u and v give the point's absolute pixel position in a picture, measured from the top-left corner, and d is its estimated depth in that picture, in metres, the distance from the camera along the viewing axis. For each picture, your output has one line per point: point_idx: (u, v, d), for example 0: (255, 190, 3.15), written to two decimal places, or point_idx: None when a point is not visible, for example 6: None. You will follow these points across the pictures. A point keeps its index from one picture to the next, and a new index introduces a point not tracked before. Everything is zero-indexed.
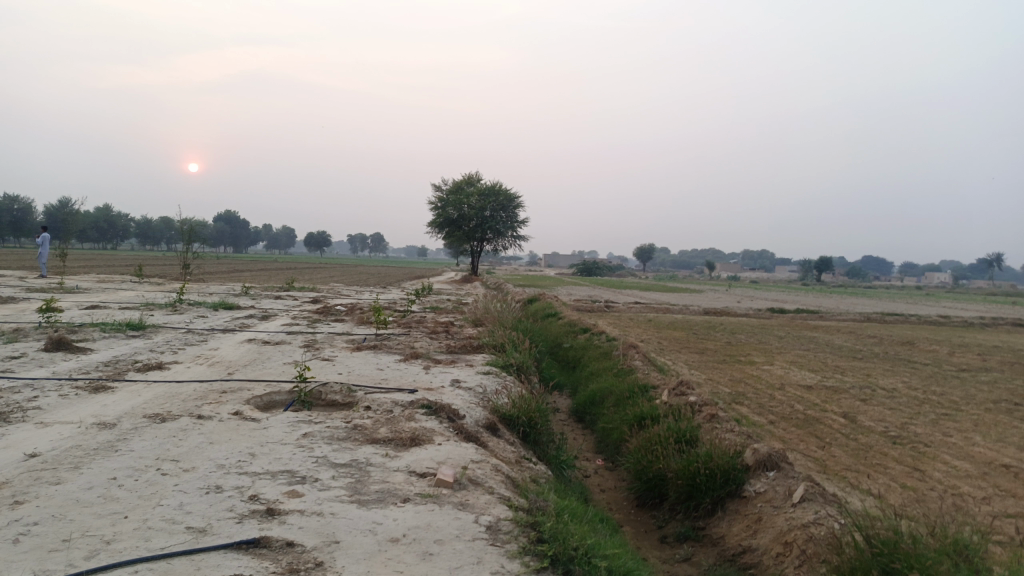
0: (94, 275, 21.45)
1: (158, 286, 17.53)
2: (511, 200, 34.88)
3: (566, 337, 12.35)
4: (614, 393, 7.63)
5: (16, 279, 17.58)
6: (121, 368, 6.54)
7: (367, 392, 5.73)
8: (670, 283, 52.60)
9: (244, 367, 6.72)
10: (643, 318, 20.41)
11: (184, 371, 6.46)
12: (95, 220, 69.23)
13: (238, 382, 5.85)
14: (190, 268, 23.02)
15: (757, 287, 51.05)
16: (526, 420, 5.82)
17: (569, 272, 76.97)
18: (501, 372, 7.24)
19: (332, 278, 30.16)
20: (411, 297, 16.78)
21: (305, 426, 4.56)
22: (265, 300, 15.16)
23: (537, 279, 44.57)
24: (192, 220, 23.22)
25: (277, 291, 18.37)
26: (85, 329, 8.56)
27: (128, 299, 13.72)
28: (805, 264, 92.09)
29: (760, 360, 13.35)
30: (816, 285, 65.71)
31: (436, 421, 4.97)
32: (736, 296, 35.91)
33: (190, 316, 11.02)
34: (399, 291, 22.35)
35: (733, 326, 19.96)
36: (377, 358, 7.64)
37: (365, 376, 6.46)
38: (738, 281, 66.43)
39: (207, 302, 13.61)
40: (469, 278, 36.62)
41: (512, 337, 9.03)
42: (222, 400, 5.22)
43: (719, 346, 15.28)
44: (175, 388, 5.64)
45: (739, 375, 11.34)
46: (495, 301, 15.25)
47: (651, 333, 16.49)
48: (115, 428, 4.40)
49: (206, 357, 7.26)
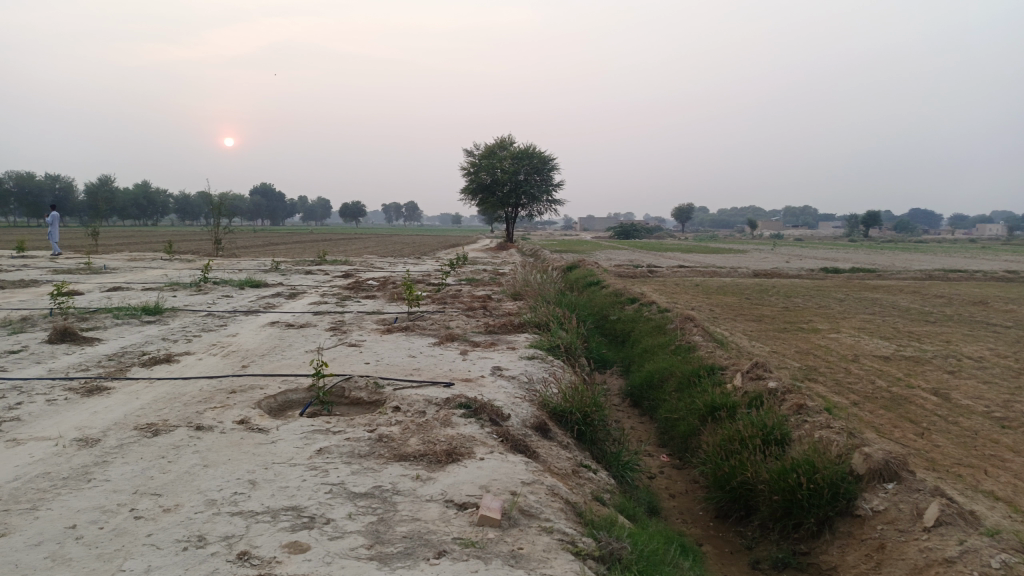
0: (125, 253, 21.17)
1: (186, 263, 17.04)
2: (546, 162, 33.74)
3: (612, 309, 11.45)
4: (676, 376, 6.76)
5: (47, 260, 17.31)
6: (125, 362, 5.86)
7: (397, 387, 4.96)
8: (712, 245, 51.01)
9: (261, 358, 5.99)
10: (689, 283, 19.40)
11: (195, 365, 5.75)
12: (136, 198, 70.13)
13: (249, 379, 5.10)
14: (223, 243, 22.65)
15: (802, 245, 49.21)
16: (580, 417, 4.99)
17: (605, 235, 75.52)
18: (548, 356, 6.42)
19: (365, 249, 29.70)
20: (445, 269, 16.01)
21: (322, 437, 3.81)
22: (294, 276, 14.54)
23: (573, 244, 43.56)
24: (221, 194, 22.78)
25: (308, 265, 17.76)
26: (97, 316, 7.95)
27: (153, 278, 13.17)
28: (852, 220, 89.10)
29: (824, 328, 12.29)
30: (866, 242, 63.26)
31: (477, 424, 4.19)
32: (785, 256, 34.48)
33: (214, 297, 10.41)
34: (434, 261, 21.62)
35: (787, 289, 18.79)
36: (409, 342, 6.87)
37: (395, 366, 5.67)
38: (780, 239, 64.62)
39: (233, 280, 12.99)
40: (505, 244, 35.75)
41: (557, 313, 8.19)
42: (229, 403, 4.50)
43: (776, 312, 14.23)
44: (179, 388, 4.92)
45: (806, 347, 10.34)
46: (534, 271, 14.38)
47: (700, 300, 15.47)
48: (97, 446, 3.69)
49: (223, 345, 6.57)
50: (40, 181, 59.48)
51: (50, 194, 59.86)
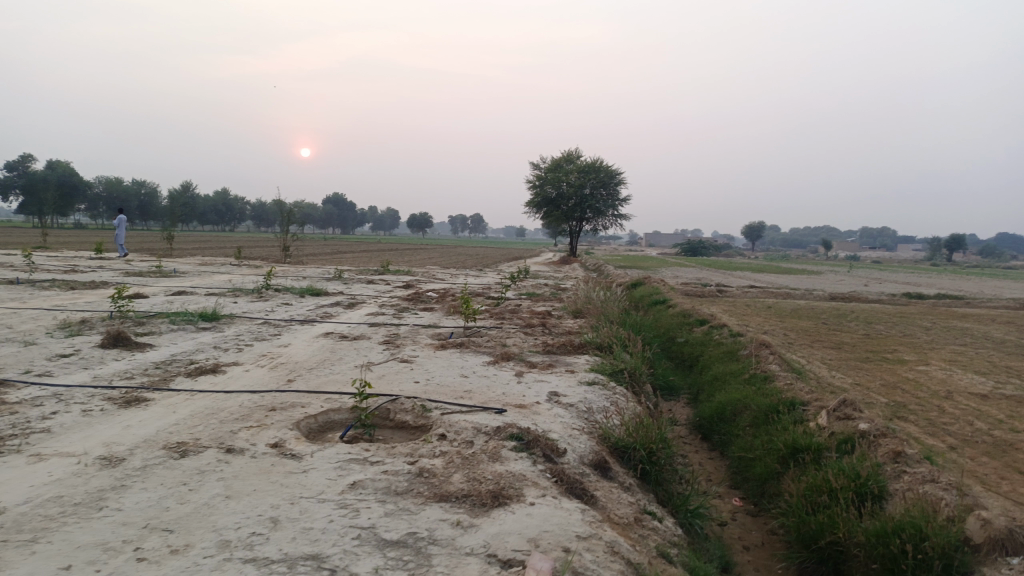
0: (196, 257, 21.65)
1: (252, 269, 17.24)
2: (613, 176, 33.14)
3: (679, 331, 10.86)
4: (751, 410, 6.19)
5: (122, 263, 17.81)
6: (171, 371, 5.68)
7: (445, 411, 4.60)
8: (784, 264, 49.24)
9: (308, 372, 5.73)
10: (761, 305, 18.53)
11: (240, 377, 5.51)
12: (214, 204, 72.69)
13: (292, 395, 4.82)
14: (290, 250, 22.94)
15: (880, 268, 46.97)
16: (645, 455, 4.51)
17: (672, 251, 74.06)
18: (610, 381, 5.95)
19: (428, 261, 29.75)
20: (506, 283, 15.66)
21: (357, 469, 3.46)
22: (355, 285, 14.47)
23: (639, 260, 42.70)
24: (290, 202, 23.16)
25: (370, 274, 17.72)
26: (153, 321, 7.88)
27: (217, 284, 13.27)
28: (934, 244, 84.91)
29: (911, 359, 11.38)
30: (951, 266, 59.98)
31: (530, 460, 3.78)
32: (863, 279, 32.84)
33: (272, 304, 10.33)
34: (496, 274, 21.32)
35: (867, 314, 17.70)
36: (463, 360, 6.51)
37: (446, 387, 5.30)
38: (856, 261, 62.01)
39: (294, 287, 12.97)
40: (568, 259, 35.25)
41: (621, 334, 7.69)
42: (266, 423, 4.21)
43: (856, 340, 13.31)
44: (218, 403, 4.67)
45: (891, 380, 9.51)
46: (598, 287, 13.92)
47: (773, 324, 14.64)
48: (120, 467, 3.43)
49: (272, 356, 6.34)
50: (126, 187, 62.41)
51: (134, 198, 62.74)
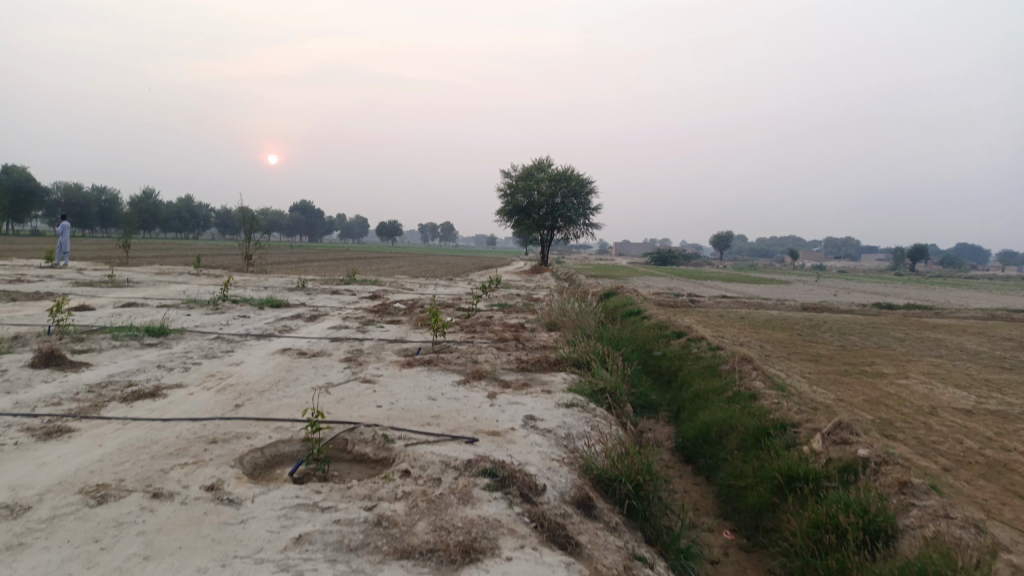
0: (154, 266, 20.84)
1: (212, 279, 16.55)
2: (584, 186, 32.90)
3: (655, 344, 10.49)
4: (739, 432, 5.82)
5: (74, 272, 16.96)
6: (105, 394, 5.10)
7: (409, 441, 4.13)
8: (752, 273, 49.49)
9: (260, 395, 5.21)
10: (735, 315, 18.32)
11: (182, 402, 4.96)
12: (177, 211, 71.09)
13: (237, 423, 4.30)
14: (253, 259, 22.24)
15: (847, 278, 47.47)
16: (632, 488, 4.09)
17: (642, 260, 74.24)
18: (589, 402, 5.52)
19: (397, 269, 29.13)
20: (477, 294, 15.20)
21: (305, 518, 2.97)
22: (320, 296, 13.89)
23: (610, 270, 42.52)
24: (253, 209, 22.44)
25: (335, 284, 17.13)
26: (94, 337, 7.28)
27: (171, 295, 12.60)
28: (896, 254, 86.50)
29: (890, 372, 11.16)
30: (914, 276, 60.87)
31: (505, 502, 3.33)
32: (830, 289, 33.17)
33: (229, 317, 9.74)
34: (466, 284, 20.84)
35: (840, 325, 17.59)
36: (431, 379, 6.03)
37: (411, 411, 4.82)
38: (822, 271, 62.74)
39: (255, 298, 12.37)
40: (539, 268, 34.85)
41: (599, 349, 7.28)
42: (203, 459, 3.69)
43: (833, 352, 13.10)
44: (153, 434, 4.13)
45: (873, 395, 9.24)
46: (571, 298, 13.53)
47: (749, 336, 14.37)
48: (21, 518, 2.89)
49: (221, 377, 5.79)
50: (86, 193, 60.79)
51: (94, 205, 61.10)
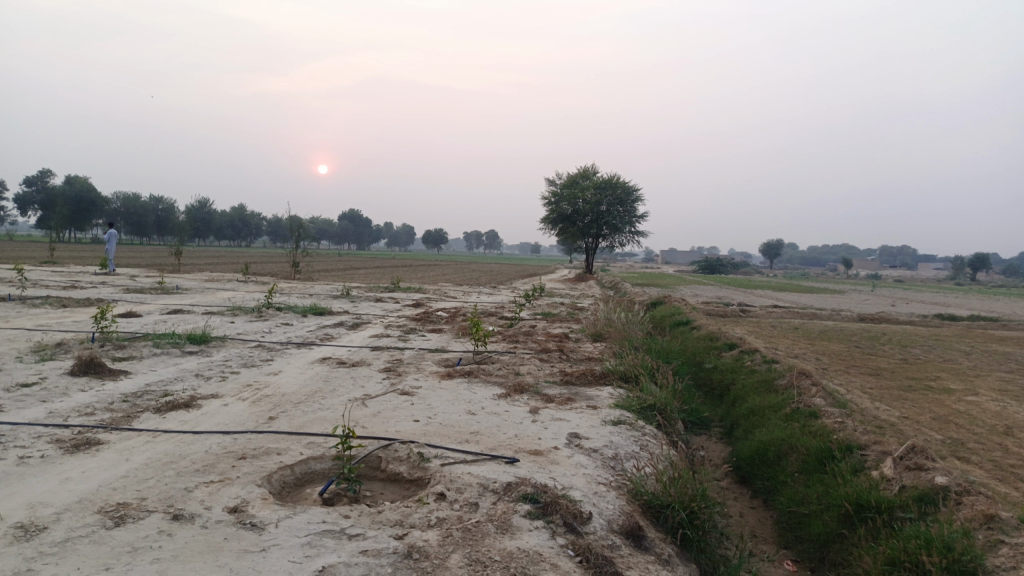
0: (204, 273, 21.16)
1: (258, 286, 16.67)
2: (630, 193, 32.44)
3: (706, 356, 10.07)
4: (800, 453, 5.43)
5: (127, 279, 17.31)
6: (139, 405, 4.99)
7: (446, 460, 3.89)
8: (804, 283, 48.20)
9: (294, 407, 5.04)
10: (787, 325, 17.70)
11: (215, 414, 4.82)
12: (230, 219, 72.81)
13: (268, 438, 4.12)
14: (300, 266, 22.43)
15: (904, 287, 45.86)
16: (686, 517, 3.78)
17: (688, 269, 73.04)
18: (638, 420, 5.20)
19: (442, 277, 29.09)
20: (521, 302, 14.96)
21: (330, 547, 2.75)
22: (363, 303, 13.83)
23: (657, 278, 41.87)
24: (299, 216, 22.66)
25: (379, 292, 17.10)
26: (136, 345, 7.26)
27: (217, 302, 12.68)
28: (956, 262, 83.39)
29: (958, 388, 10.51)
30: (976, 285, 58.48)
31: (547, 532, 3.06)
32: (887, 298, 32.01)
33: (272, 325, 9.69)
34: (510, 292, 20.63)
35: (900, 337, 16.82)
36: (471, 392, 5.79)
37: (449, 427, 4.58)
38: (877, 280, 60.82)
39: (298, 306, 12.34)
40: (584, 276, 34.46)
41: (648, 362, 6.95)
42: (230, 477, 3.51)
43: (894, 365, 12.46)
44: (182, 448, 3.98)
45: (941, 413, 8.67)
46: (617, 308, 13.18)
47: (803, 347, 13.79)
48: (35, 541, 2.73)
49: (257, 388, 5.65)
50: (143, 202, 62.70)
51: (151, 213, 62.98)
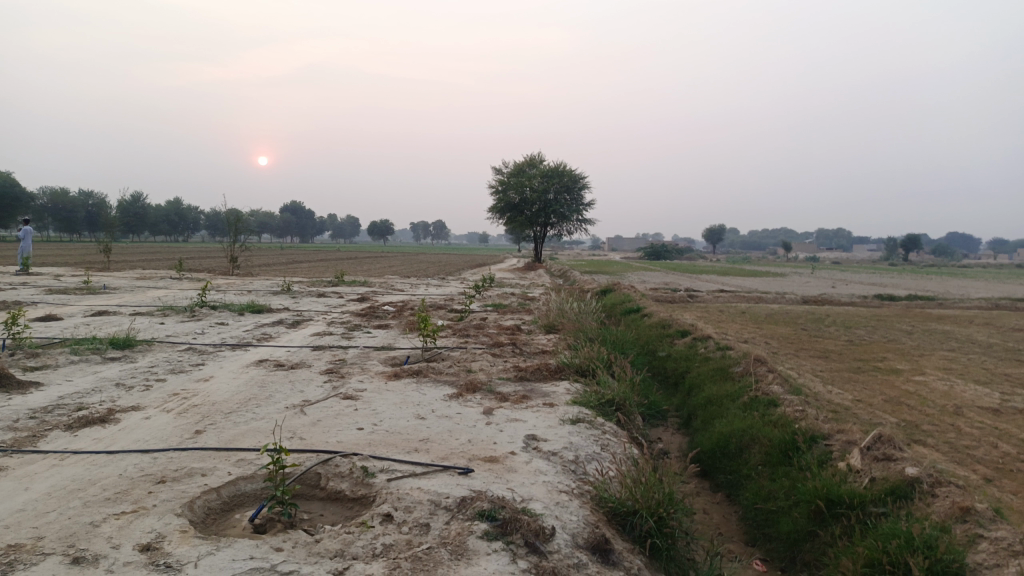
0: (135, 270, 20.08)
1: (194, 283, 15.89)
2: (577, 181, 32.33)
3: (659, 344, 9.91)
4: (763, 445, 5.26)
5: (50, 279, 16.28)
6: (48, 421, 4.48)
7: (392, 474, 3.54)
8: (745, 266, 49.02)
9: (225, 418, 4.61)
10: (735, 310, 17.81)
11: (135, 429, 4.35)
12: (165, 214, 70.16)
13: (193, 457, 3.71)
14: (239, 261, 21.55)
15: (842, 269, 47.16)
16: (655, 525, 3.52)
17: (635, 255, 73.72)
18: (597, 417, 4.94)
19: (388, 269, 28.39)
20: (470, 293, 14.62)
21: None
22: (305, 299, 13.27)
23: (605, 265, 41.98)
24: (237, 209, 21.75)
25: (323, 286, 16.51)
26: (51, 352, 6.65)
27: (148, 301, 11.97)
28: (890, 243, 86.36)
29: (904, 368, 10.63)
30: (908, 266, 60.41)
31: (508, 555, 2.75)
32: (827, 280, 32.76)
33: (205, 325, 9.12)
34: (459, 283, 20.23)
35: (845, 318, 17.08)
36: (420, 393, 5.42)
37: (396, 435, 4.23)
38: (816, 262, 62.51)
39: (235, 303, 11.73)
40: (532, 265, 34.30)
41: (604, 353, 6.70)
42: (144, 506, 3.09)
43: (842, 347, 12.56)
44: (93, 473, 3.52)
45: (892, 395, 8.69)
46: (568, 296, 12.95)
47: (752, 332, 13.82)
48: None
49: (184, 397, 5.18)
50: (72, 197, 59.90)
51: (81, 209, 60.24)
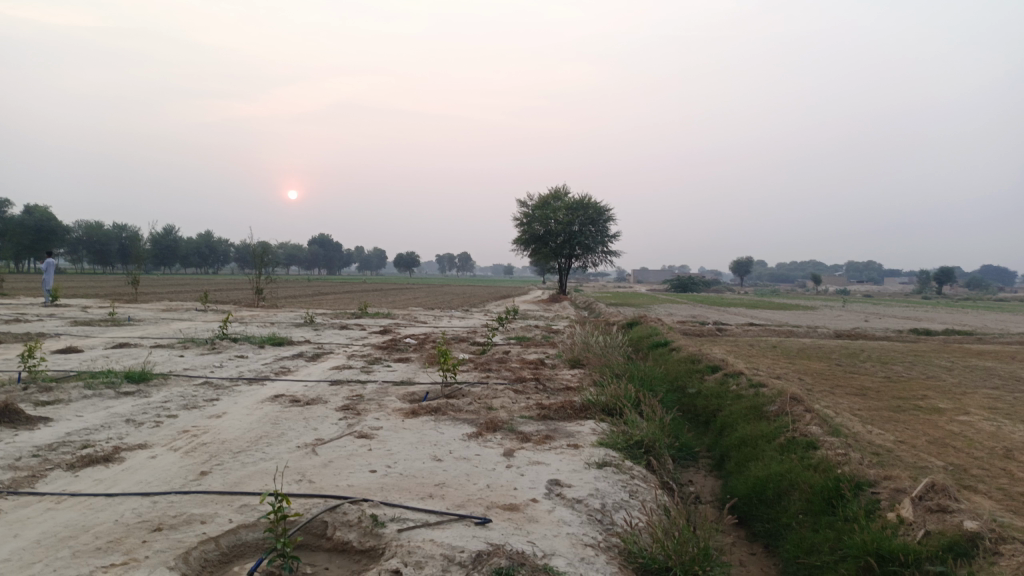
0: (162, 303, 20.21)
1: (218, 315, 15.87)
2: (602, 213, 32.15)
3: (688, 380, 9.56)
4: (804, 492, 4.91)
5: (77, 311, 16.37)
6: (50, 459, 4.31)
7: (404, 523, 3.28)
8: (775, 299, 48.14)
9: (233, 458, 4.39)
10: (765, 344, 17.34)
11: (139, 470, 4.15)
12: (196, 246, 71.27)
13: (194, 503, 3.49)
14: (264, 293, 21.58)
15: (873, 302, 46.24)
16: None
17: (661, 287, 73.14)
18: (625, 461, 4.65)
19: (412, 301, 28.27)
20: (494, 326, 14.39)
21: None
22: (327, 331, 13.13)
23: (631, 297, 41.57)
24: (262, 242, 21.85)
25: (345, 318, 16.40)
26: (64, 386, 6.53)
27: (169, 333, 11.91)
28: (922, 276, 84.69)
29: (947, 407, 10.14)
30: (944, 299, 58.88)
31: None
32: (859, 314, 32.11)
33: (224, 358, 8.99)
34: (483, 316, 20.01)
35: (880, 353, 16.53)
36: (437, 432, 5.17)
37: (411, 478, 3.98)
38: (846, 295, 61.45)
39: (256, 335, 11.61)
40: (557, 297, 34.05)
41: (631, 391, 6.40)
42: (137, 558, 2.86)
43: (879, 384, 12.06)
44: (87, 518, 3.32)
45: (936, 436, 8.24)
46: (594, 330, 12.67)
47: (784, 367, 13.37)
48: None
49: (193, 434, 4.98)
50: (107, 230, 61.14)
51: (115, 241, 61.42)
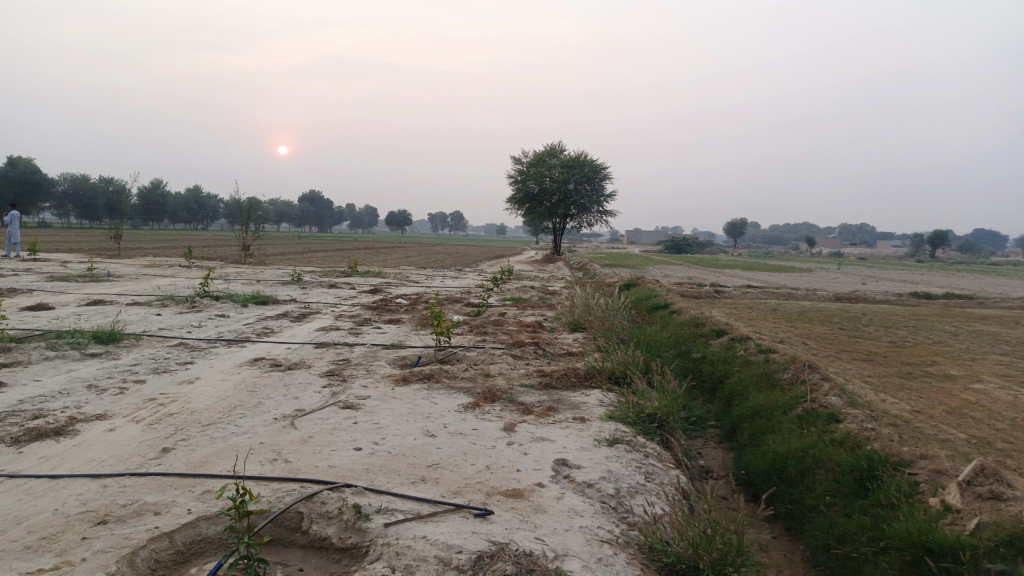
0: (144, 258, 19.56)
1: (202, 272, 15.28)
2: (599, 171, 31.44)
3: (693, 345, 9.13)
4: (832, 470, 4.49)
5: (55, 266, 15.72)
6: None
7: (390, 517, 2.80)
8: (771, 261, 47.75)
9: (200, 432, 3.91)
10: (766, 307, 16.95)
11: (93, 445, 3.67)
12: (184, 202, 70.03)
13: (150, 489, 3.01)
14: (251, 250, 20.93)
15: (869, 265, 45.96)
16: None
17: (656, 248, 72.70)
18: (638, 437, 4.21)
19: (405, 260, 27.58)
20: (489, 287, 13.88)
21: None
22: (315, 290, 12.61)
23: (627, 258, 41.06)
24: (250, 197, 21.13)
25: (335, 276, 15.86)
26: (25, 347, 6.01)
27: (150, 290, 11.37)
28: (917, 239, 84.49)
29: (958, 374, 9.78)
30: (939, 262, 58.75)
31: None
32: (856, 276, 31.72)
33: (203, 317, 8.47)
34: (477, 276, 19.47)
35: (883, 317, 16.16)
36: (430, 403, 4.71)
37: (400, 459, 3.51)
38: (842, 257, 61.14)
39: (240, 293, 11.08)
40: (552, 257, 33.53)
41: (638, 358, 5.93)
42: (71, 560, 2.39)
43: (886, 349, 11.68)
44: (22, 506, 2.84)
45: (953, 405, 7.86)
46: (593, 291, 12.19)
47: (787, 331, 12.98)
48: None
49: (160, 404, 4.50)
50: (93, 185, 59.85)
51: (102, 195, 60.17)
